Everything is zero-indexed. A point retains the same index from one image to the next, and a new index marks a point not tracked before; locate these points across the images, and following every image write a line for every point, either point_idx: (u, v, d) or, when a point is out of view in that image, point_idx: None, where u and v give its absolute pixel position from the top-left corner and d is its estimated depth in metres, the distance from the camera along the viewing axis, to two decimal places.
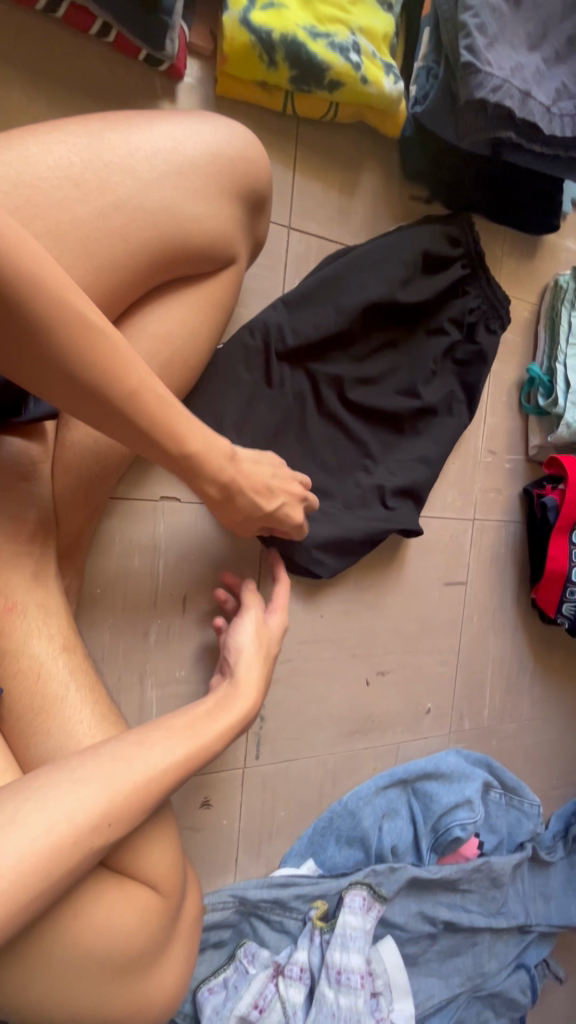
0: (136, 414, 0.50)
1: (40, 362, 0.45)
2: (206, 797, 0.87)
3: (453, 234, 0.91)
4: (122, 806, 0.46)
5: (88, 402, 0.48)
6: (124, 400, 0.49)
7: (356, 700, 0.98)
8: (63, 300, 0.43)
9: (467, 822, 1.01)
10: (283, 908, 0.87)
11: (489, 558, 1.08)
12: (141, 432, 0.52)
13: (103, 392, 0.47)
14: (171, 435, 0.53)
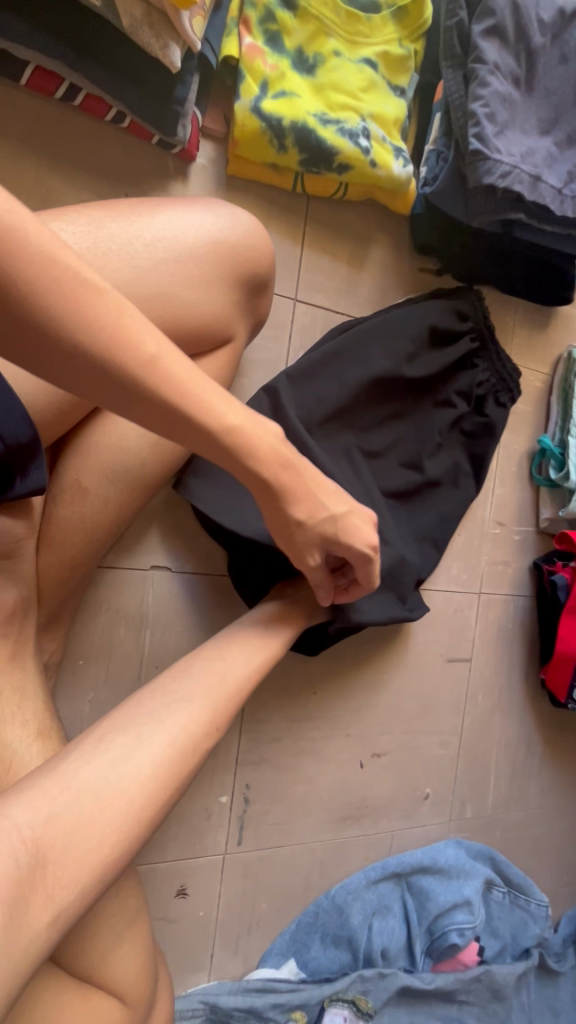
0: (167, 398, 0.43)
1: (63, 353, 0.40)
2: (182, 886, 0.82)
3: (461, 308, 0.90)
4: (171, 770, 0.48)
5: (123, 395, 0.42)
6: (152, 383, 0.42)
7: (349, 782, 0.93)
8: (79, 281, 0.39)
9: (465, 926, 0.94)
10: (258, 1018, 0.80)
11: (496, 633, 1.03)
12: (177, 421, 0.44)
13: (135, 378, 0.42)
14: (220, 419, 0.46)
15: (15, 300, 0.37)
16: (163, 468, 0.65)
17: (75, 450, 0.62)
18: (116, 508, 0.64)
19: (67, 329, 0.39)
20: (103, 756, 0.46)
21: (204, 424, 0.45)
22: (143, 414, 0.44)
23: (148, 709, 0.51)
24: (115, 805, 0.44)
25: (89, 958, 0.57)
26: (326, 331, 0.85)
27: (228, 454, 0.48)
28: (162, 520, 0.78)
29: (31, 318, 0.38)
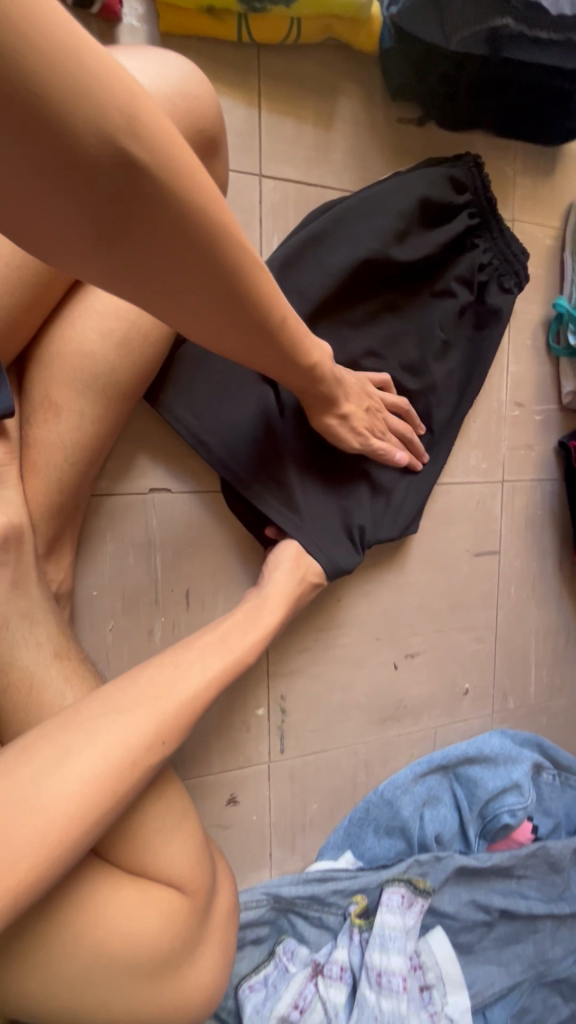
0: (199, 242, 0.40)
1: (117, 218, 0.35)
2: (232, 794, 0.84)
3: (457, 178, 0.80)
4: (102, 787, 0.47)
5: (170, 265, 0.40)
6: (187, 221, 0.38)
7: (385, 684, 0.92)
8: (142, 124, 0.33)
9: (517, 807, 0.94)
10: (321, 904, 0.83)
11: (524, 521, 0.98)
12: (202, 271, 0.42)
13: (187, 252, 0.40)
14: (256, 290, 0.46)
15: (83, 153, 0.32)
16: (136, 372, 0.61)
17: (40, 365, 0.59)
18: (92, 423, 0.61)
19: (125, 187, 0.34)
20: (30, 767, 0.45)
21: (230, 273, 0.43)
22: (181, 288, 0.42)
23: (92, 715, 0.50)
24: (36, 821, 0.43)
25: (143, 852, 0.59)
26: (306, 216, 0.76)
27: (256, 325, 0.49)
28: (154, 440, 0.75)
29: (86, 173, 0.32)
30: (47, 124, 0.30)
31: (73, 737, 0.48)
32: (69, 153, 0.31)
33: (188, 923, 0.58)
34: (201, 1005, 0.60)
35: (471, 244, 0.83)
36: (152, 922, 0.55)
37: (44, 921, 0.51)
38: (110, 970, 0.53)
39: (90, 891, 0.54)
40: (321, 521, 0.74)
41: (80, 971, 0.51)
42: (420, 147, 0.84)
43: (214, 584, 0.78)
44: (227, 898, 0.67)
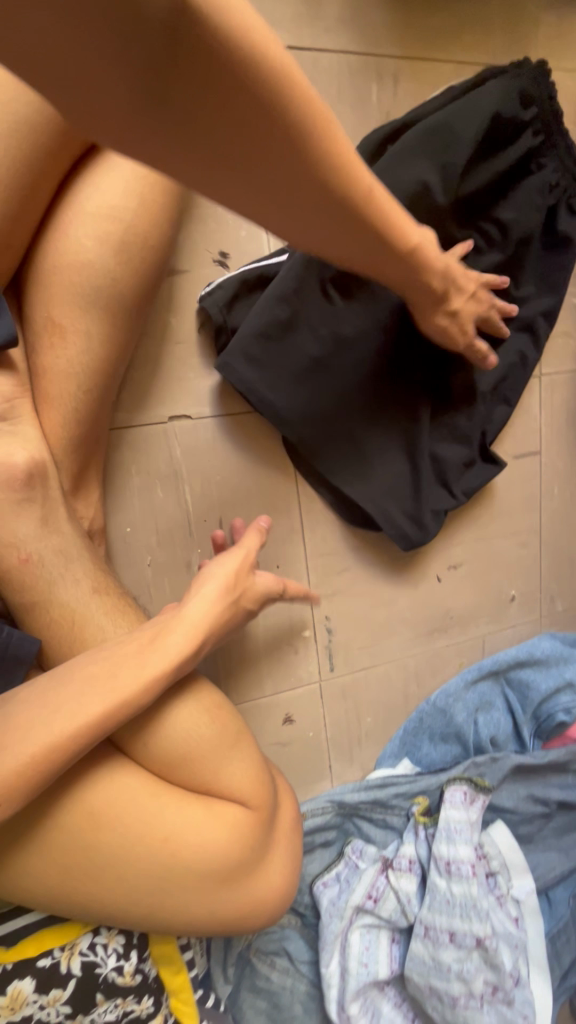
0: (308, 161, 0.41)
1: (213, 118, 0.34)
2: (287, 713, 0.86)
3: (521, 90, 0.70)
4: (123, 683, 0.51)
5: (261, 168, 0.39)
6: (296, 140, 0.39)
7: (429, 596, 0.91)
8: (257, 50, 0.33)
9: (572, 706, 0.93)
10: (383, 806, 0.86)
11: (565, 416, 0.92)
12: (312, 180, 0.43)
13: (297, 168, 0.41)
14: (345, 171, 0.44)
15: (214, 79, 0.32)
16: (139, 282, 0.56)
17: (36, 285, 0.55)
18: (102, 345, 0.57)
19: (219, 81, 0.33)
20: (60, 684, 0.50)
21: (339, 182, 0.44)
22: (269, 182, 0.41)
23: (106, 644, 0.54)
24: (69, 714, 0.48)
25: (206, 772, 0.60)
26: (358, 147, 0.70)
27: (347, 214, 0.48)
28: (163, 367, 0.70)
29: (186, 71, 0.31)
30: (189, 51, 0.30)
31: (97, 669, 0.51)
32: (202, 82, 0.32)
33: (254, 834, 0.61)
34: (276, 902, 0.63)
35: (537, 165, 0.73)
36: (217, 836, 0.58)
37: (122, 830, 0.55)
38: (185, 870, 0.56)
39: (160, 807, 0.57)
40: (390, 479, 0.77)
41: (157, 869, 0.56)
42: None
43: (248, 511, 0.76)
44: (291, 812, 0.69)
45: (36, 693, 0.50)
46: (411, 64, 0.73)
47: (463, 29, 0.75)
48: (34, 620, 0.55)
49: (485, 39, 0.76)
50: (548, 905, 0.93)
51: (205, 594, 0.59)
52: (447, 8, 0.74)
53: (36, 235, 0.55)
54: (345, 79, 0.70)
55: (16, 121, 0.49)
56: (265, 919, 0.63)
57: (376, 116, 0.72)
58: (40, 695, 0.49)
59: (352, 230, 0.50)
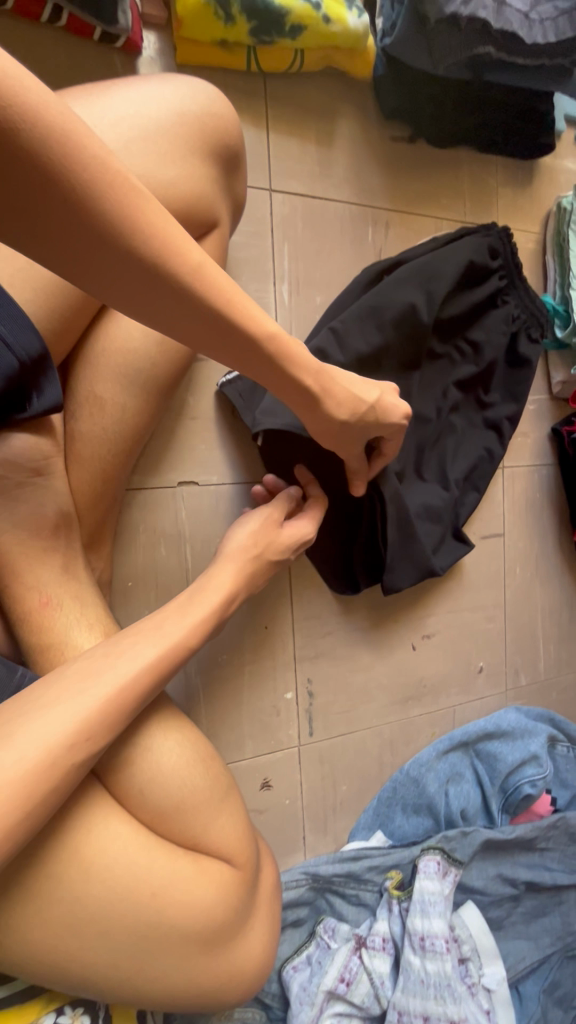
0: (208, 305, 0.46)
1: (66, 235, 0.38)
2: (265, 778, 0.87)
3: (492, 243, 0.89)
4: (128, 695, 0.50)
5: (161, 298, 0.43)
6: (192, 289, 0.44)
7: (404, 665, 0.96)
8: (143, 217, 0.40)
9: (537, 778, 0.97)
10: (357, 882, 0.85)
11: (524, 505, 1.04)
12: (217, 325, 0.47)
13: (195, 312, 0.46)
14: (223, 296, 0.46)
15: (103, 230, 0.38)
16: (174, 367, 0.66)
17: (83, 363, 0.64)
18: (134, 415, 0.65)
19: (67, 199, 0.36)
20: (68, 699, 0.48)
21: (239, 330, 0.49)
22: (151, 302, 0.44)
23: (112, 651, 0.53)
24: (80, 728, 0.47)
25: (196, 826, 0.61)
26: (360, 273, 0.85)
27: (228, 335, 0.48)
28: (179, 437, 0.78)
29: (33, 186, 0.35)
30: (74, 200, 0.36)
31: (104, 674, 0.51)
32: (91, 227, 0.38)
33: (237, 894, 0.60)
34: (253, 975, 0.62)
35: (502, 301, 0.92)
36: (206, 893, 0.57)
37: (105, 890, 0.53)
38: (166, 936, 0.55)
39: (149, 862, 0.56)
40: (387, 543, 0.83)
41: (141, 933, 0.54)
42: (411, 161, 0.91)
43: None
44: (271, 876, 0.69)
45: (54, 688, 0.48)
46: (400, 216, 0.90)
47: (440, 193, 0.93)
48: (45, 663, 0.57)
49: (457, 201, 0.95)
50: (519, 1001, 0.91)
51: (220, 579, 0.62)
52: (429, 177, 0.93)
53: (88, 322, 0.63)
54: (347, 223, 0.86)
55: None
56: (239, 994, 0.61)
57: (371, 253, 0.88)
58: (60, 687, 0.48)
59: (254, 366, 0.53)
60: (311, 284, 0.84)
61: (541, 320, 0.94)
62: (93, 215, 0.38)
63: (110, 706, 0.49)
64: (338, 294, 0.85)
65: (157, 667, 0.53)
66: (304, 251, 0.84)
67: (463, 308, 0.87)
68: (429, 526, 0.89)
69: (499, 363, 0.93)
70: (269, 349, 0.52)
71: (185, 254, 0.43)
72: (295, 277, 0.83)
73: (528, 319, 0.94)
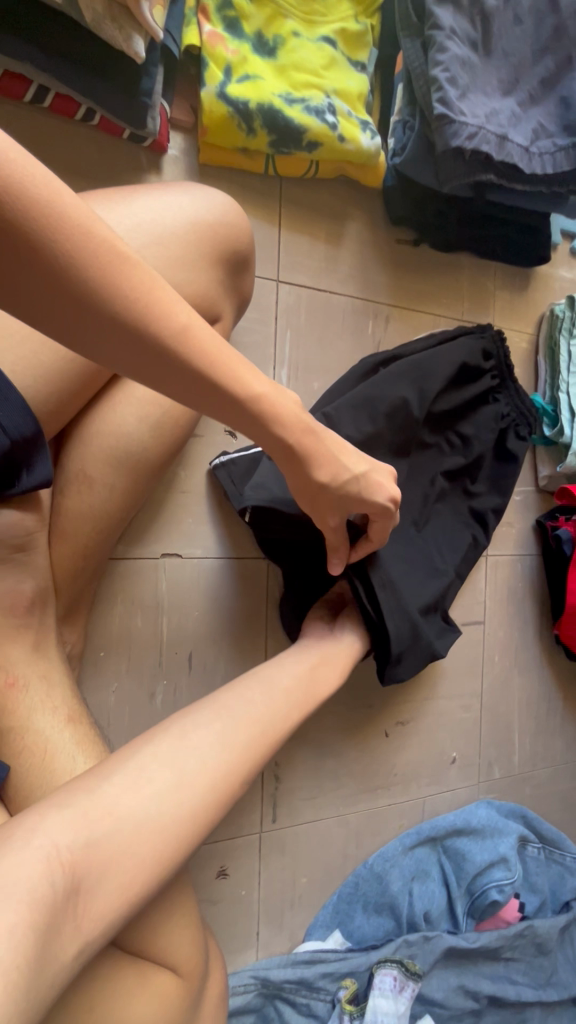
0: (195, 365, 0.44)
1: (40, 295, 0.37)
2: (222, 866, 0.83)
3: (485, 346, 0.93)
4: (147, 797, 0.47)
5: (146, 357, 0.42)
6: (178, 348, 0.43)
7: (375, 752, 0.94)
8: (125, 275, 0.39)
9: (504, 883, 0.94)
10: (309, 988, 0.81)
11: (506, 593, 1.04)
12: (205, 385, 0.45)
13: (182, 371, 0.44)
14: (211, 356, 0.45)
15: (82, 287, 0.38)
16: (165, 450, 0.68)
17: (76, 440, 0.65)
18: (122, 493, 0.66)
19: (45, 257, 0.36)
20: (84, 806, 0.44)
21: (228, 389, 0.47)
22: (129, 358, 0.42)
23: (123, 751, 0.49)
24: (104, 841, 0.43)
25: (143, 927, 0.55)
26: (357, 364, 0.88)
27: (215, 393, 0.46)
28: (166, 510, 0.79)
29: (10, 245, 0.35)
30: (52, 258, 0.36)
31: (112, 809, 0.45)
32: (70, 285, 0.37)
33: (183, 1008, 0.54)
34: None
35: (492, 399, 0.95)
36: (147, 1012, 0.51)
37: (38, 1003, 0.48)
38: None
39: (87, 975, 0.50)
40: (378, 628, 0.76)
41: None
42: (414, 262, 0.96)
43: (218, 648, 0.81)
44: (220, 981, 0.63)
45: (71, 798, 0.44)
46: (400, 312, 0.95)
47: (440, 293, 0.98)
48: (2, 747, 0.55)
49: (456, 300, 1.00)
50: None
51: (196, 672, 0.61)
52: (431, 278, 0.98)
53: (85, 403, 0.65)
54: (349, 315, 0.90)
55: None
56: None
57: (370, 344, 0.92)
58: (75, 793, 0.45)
59: (244, 426, 0.51)
60: (309, 370, 0.87)
61: (530, 418, 0.98)
62: (72, 273, 0.37)
63: (123, 815, 0.45)
64: (335, 381, 0.87)
65: (136, 759, 0.48)
66: (305, 339, 0.87)
67: (455, 406, 0.90)
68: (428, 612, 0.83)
69: (487, 458, 0.96)
70: (261, 408, 0.50)
71: (171, 314, 0.42)
72: (295, 363, 0.86)
73: (518, 416, 0.97)
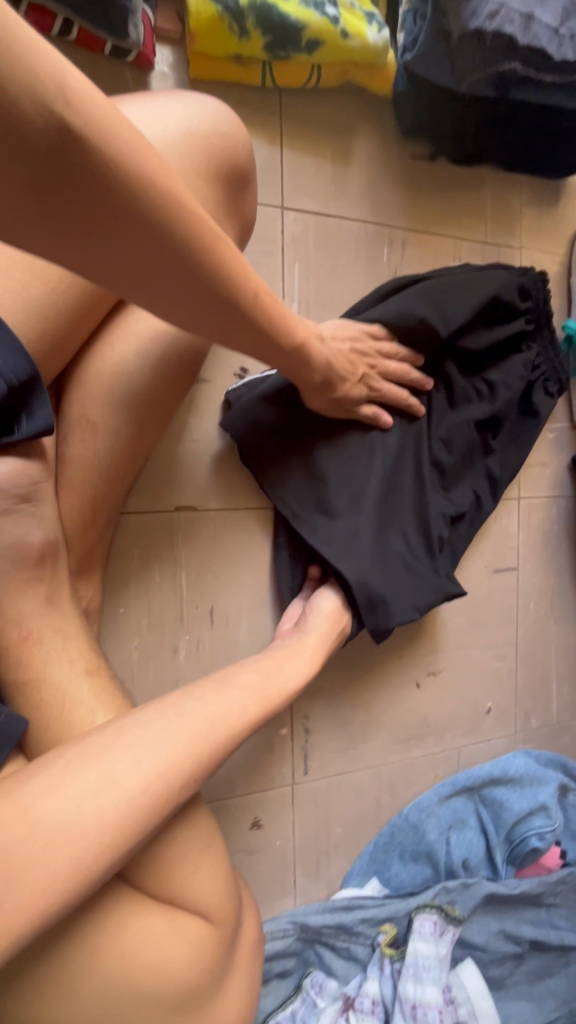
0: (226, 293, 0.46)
1: (90, 229, 0.36)
2: (255, 818, 0.83)
3: (524, 284, 0.85)
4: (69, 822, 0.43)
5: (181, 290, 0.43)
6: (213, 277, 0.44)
7: (407, 703, 0.91)
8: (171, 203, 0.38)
9: (545, 831, 0.91)
10: (348, 933, 0.81)
11: (540, 538, 0.99)
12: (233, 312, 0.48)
13: (213, 300, 0.46)
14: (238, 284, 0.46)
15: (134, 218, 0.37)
16: (170, 392, 0.64)
17: (78, 384, 0.62)
18: (127, 440, 0.63)
19: (94, 181, 0.34)
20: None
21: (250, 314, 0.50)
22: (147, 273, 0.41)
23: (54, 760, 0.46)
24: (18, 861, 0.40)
25: (174, 877, 0.55)
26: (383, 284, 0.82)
27: (233, 308, 0.48)
28: (178, 460, 0.76)
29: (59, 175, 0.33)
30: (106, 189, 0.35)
31: (101, 765, 0.46)
32: (121, 218, 0.37)
33: (217, 955, 0.54)
34: None
35: (525, 346, 0.87)
36: (180, 957, 0.51)
37: (75, 946, 0.48)
38: (131, 1010, 0.49)
39: (120, 925, 0.50)
40: (348, 547, 0.70)
41: (106, 994, 0.48)
42: (431, 180, 0.88)
43: (239, 599, 0.78)
44: (255, 929, 0.62)
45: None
46: (417, 236, 0.87)
47: (460, 213, 0.90)
48: (22, 699, 0.55)
49: (478, 220, 0.91)
50: None
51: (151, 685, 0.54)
52: (450, 196, 0.89)
53: (86, 341, 0.62)
54: (362, 242, 0.83)
55: None
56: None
57: (386, 273, 0.85)
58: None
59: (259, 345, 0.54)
60: (321, 304, 0.81)
61: (557, 380, 0.90)
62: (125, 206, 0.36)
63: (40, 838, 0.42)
64: (349, 314, 0.81)
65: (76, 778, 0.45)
66: (315, 271, 0.81)
67: (479, 346, 0.82)
68: (409, 586, 0.74)
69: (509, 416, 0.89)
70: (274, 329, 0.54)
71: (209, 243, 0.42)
72: (305, 297, 0.80)
73: (544, 371, 0.89)
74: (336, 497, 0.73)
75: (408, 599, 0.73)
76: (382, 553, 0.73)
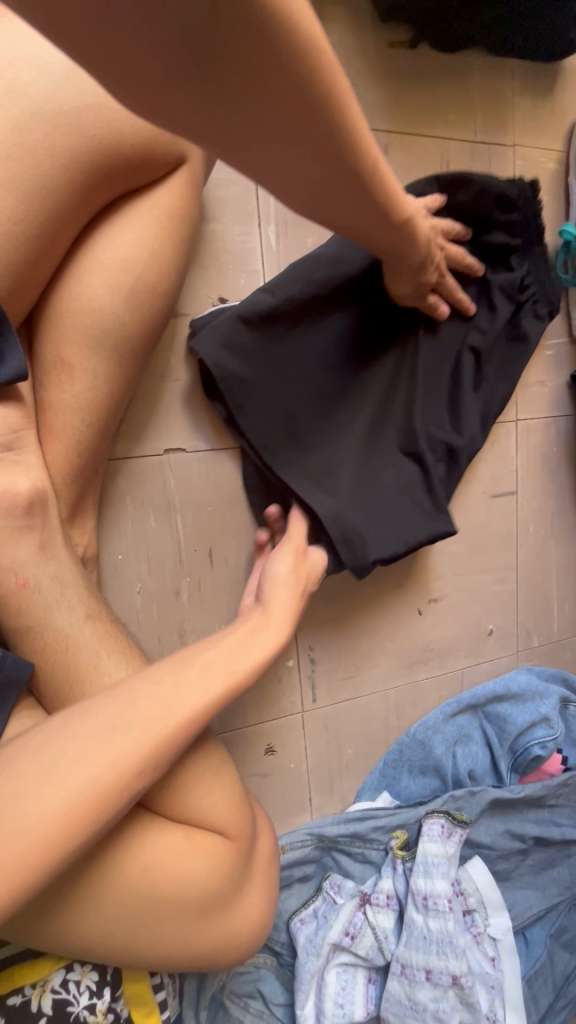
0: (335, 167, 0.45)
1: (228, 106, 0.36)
2: (269, 744, 0.87)
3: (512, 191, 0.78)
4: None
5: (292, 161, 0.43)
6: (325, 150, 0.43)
7: (410, 629, 0.93)
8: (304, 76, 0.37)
9: (546, 739, 0.96)
10: (362, 840, 0.87)
11: (539, 460, 0.97)
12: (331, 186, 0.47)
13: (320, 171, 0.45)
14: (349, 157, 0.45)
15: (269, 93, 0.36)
16: (147, 327, 0.61)
17: (48, 325, 0.59)
18: (107, 382, 0.61)
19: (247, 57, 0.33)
20: None
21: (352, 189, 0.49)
22: (237, 120, 0.37)
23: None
24: None
25: (191, 800, 0.58)
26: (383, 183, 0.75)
27: (338, 181, 0.47)
28: (162, 402, 0.74)
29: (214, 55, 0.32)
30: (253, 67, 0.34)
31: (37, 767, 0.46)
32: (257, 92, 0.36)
33: (236, 864, 0.58)
34: (251, 943, 0.60)
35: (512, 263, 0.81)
36: (199, 867, 0.55)
37: (103, 863, 0.52)
38: (159, 913, 0.53)
39: (143, 839, 0.54)
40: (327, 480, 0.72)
41: (135, 901, 0.52)
42: (413, 72, 0.80)
43: (237, 540, 0.78)
44: (269, 843, 0.66)
45: None
46: (400, 138, 0.80)
47: (446, 108, 0.82)
48: (29, 644, 0.56)
49: (466, 115, 0.84)
50: (525, 946, 0.91)
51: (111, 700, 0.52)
52: (434, 89, 0.81)
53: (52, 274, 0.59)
54: None
55: (33, 177, 0.51)
56: (240, 956, 0.59)
57: None
58: None
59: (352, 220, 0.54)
60: (300, 224, 0.77)
61: (545, 302, 0.85)
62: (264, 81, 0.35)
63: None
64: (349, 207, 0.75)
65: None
66: None
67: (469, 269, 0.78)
68: (393, 521, 0.73)
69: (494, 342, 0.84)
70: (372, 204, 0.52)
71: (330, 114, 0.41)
72: (283, 217, 0.75)
73: (532, 292, 0.84)
74: (310, 438, 0.73)
75: (392, 534, 0.72)
76: (365, 490, 0.73)
